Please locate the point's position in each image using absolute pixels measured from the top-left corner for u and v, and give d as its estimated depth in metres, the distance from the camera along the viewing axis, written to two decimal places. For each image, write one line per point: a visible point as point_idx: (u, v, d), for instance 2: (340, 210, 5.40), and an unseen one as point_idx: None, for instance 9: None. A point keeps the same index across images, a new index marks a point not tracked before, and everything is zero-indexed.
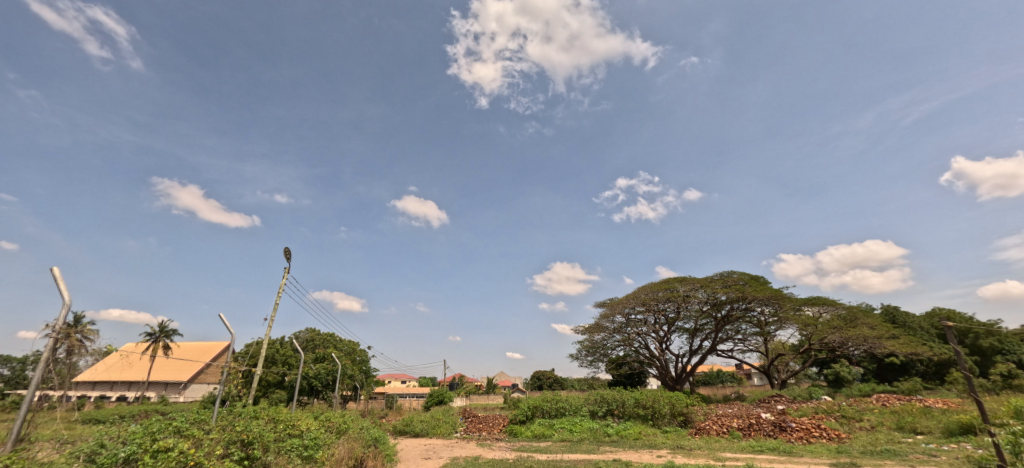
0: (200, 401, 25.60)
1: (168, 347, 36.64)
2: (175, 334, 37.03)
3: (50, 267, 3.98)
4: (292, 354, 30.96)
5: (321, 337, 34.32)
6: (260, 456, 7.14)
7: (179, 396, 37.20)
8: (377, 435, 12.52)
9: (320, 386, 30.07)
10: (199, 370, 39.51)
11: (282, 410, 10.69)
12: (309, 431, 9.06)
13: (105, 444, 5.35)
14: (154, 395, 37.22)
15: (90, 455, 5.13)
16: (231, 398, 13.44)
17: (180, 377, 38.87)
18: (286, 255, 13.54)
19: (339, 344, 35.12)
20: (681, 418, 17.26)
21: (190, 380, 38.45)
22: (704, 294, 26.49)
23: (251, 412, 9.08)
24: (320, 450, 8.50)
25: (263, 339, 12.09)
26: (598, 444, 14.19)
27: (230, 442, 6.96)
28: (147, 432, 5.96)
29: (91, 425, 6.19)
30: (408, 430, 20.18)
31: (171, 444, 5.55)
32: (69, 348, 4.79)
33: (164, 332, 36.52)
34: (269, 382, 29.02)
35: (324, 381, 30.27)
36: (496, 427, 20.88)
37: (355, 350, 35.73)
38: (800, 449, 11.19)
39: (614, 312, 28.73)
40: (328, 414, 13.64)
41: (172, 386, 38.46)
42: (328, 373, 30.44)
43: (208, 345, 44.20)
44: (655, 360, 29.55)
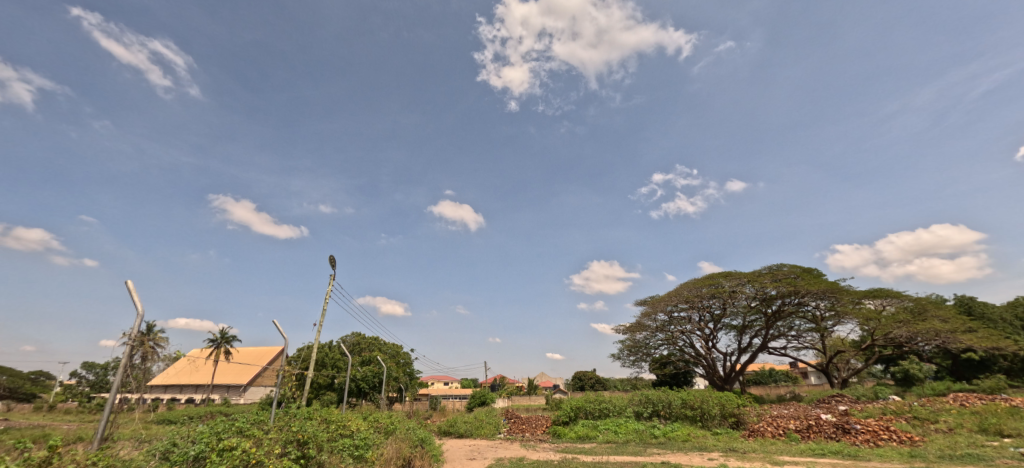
0: (257, 404, 27.10)
1: (229, 352, 39.03)
2: (233, 339, 39.30)
3: (125, 277, 4.40)
4: (340, 357, 32.40)
5: (366, 340, 35.45)
6: (316, 455, 7.50)
7: (239, 398, 39.84)
8: (423, 436, 12.79)
9: (366, 388, 31.26)
10: (256, 374, 41.68)
11: (333, 410, 11.13)
12: (360, 430, 9.44)
13: (176, 442, 5.73)
14: (218, 398, 39.88)
15: (165, 453, 5.50)
16: (287, 400, 14.00)
17: (241, 380, 41.16)
18: (331, 262, 14.30)
19: (383, 347, 36.20)
20: (732, 420, 16.57)
21: (249, 383, 40.93)
22: (752, 289, 25.40)
23: (306, 413, 9.56)
24: (370, 449, 8.81)
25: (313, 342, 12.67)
26: (645, 445, 13.89)
27: (287, 441, 7.31)
28: (211, 433, 6.32)
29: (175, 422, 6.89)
30: (452, 431, 20.56)
31: (234, 444, 5.87)
32: (143, 354, 5.22)
33: (225, 338, 38.91)
34: (320, 384, 30.41)
35: (371, 383, 31.56)
36: (539, 428, 20.89)
37: (399, 352, 36.78)
38: (867, 453, 10.45)
39: (655, 310, 27.99)
40: (376, 415, 14.00)
41: (232, 388, 40.86)
42: (374, 376, 31.76)
43: (264, 349, 46.81)
44: (701, 359, 28.57)
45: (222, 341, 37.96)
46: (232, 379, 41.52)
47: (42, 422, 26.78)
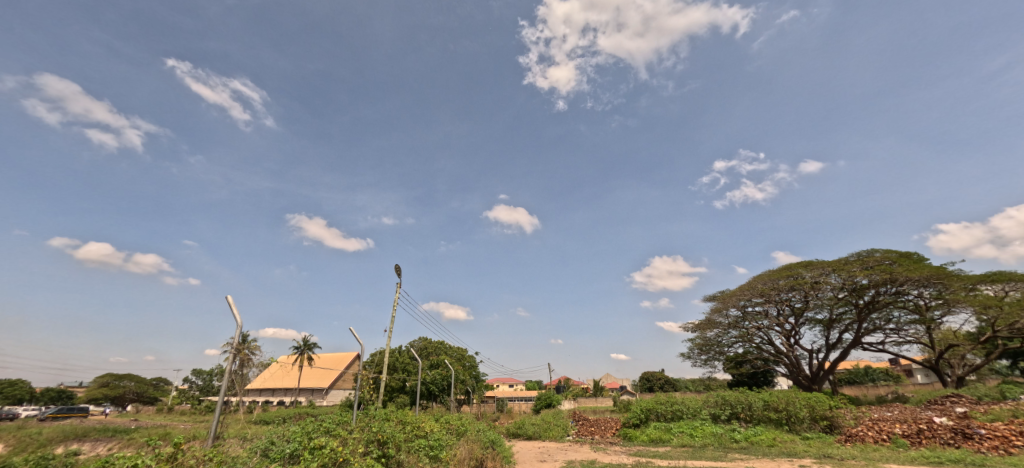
0: (339, 407, 29.05)
1: (311, 358, 42.15)
2: (314, 346, 42.44)
3: (225, 294, 5.01)
4: (410, 361, 33.89)
5: (433, 344, 36.72)
6: (395, 454, 7.90)
7: (323, 400, 42.85)
8: (494, 438, 13.02)
9: (436, 390, 32.39)
10: (336, 378, 44.67)
11: (408, 412, 11.66)
12: (433, 431, 9.82)
13: (274, 441, 6.34)
14: (305, 400, 43.18)
15: (265, 450, 6.10)
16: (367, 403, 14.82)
17: (323, 384, 44.28)
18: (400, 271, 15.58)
19: (450, 351, 37.31)
20: (824, 423, 15.23)
21: (330, 386, 43.95)
22: (839, 279, 23.22)
23: (384, 415, 10.06)
24: (444, 450, 9.09)
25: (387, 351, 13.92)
26: (726, 450, 13.12)
27: (370, 441, 7.72)
28: (304, 432, 6.89)
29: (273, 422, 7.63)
30: (521, 433, 20.74)
31: (322, 443, 6.33)
32: (241, 361, 5.88)
33: (307, 345, 42.11)
34: (393, 387, 31.97)
35: (440, 386, 32.66)
36: (608, 430, 20.45)
37: (465, 356, 37.75)
38: (997, 463, 9.14)
39: (727, 305, 26.44)
40: (448, 416, 14.48)
41: (317, 391, 44.03)
42: (443, 379, 32.88)
43: (341, 355, 50.08)
44: (783, 357, 26.55)
45: (305, 348, 41.08)
46: (315, 383, 44.80)
47: (162, 422, 30.51)
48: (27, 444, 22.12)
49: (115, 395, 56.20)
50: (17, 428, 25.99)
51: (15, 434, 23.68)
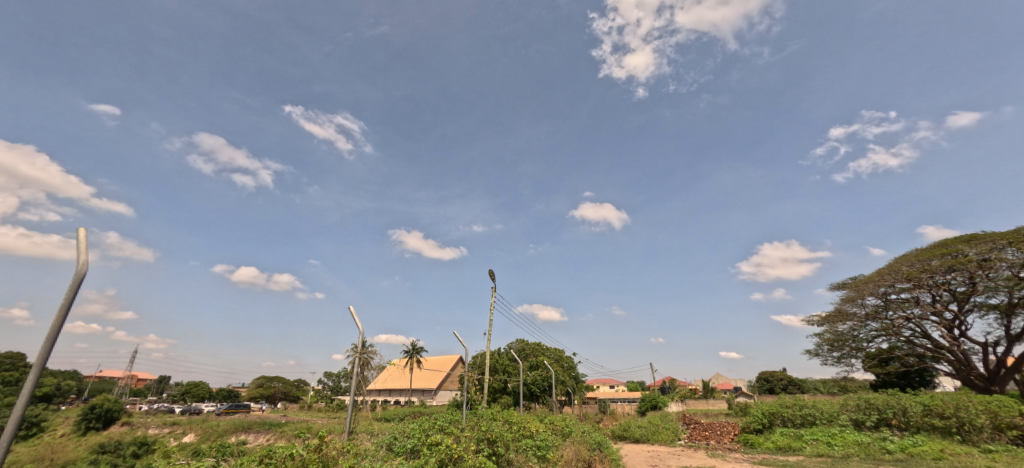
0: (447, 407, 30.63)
1: (420, 361, 45.11)
2: (422, 350, 45.37)
3: (349, 306, 6.95)
4: (510, 363, 34.56)
5: (531, 346, 37.11)
6: (504, 453, 7.97)
7: (433, 400, 45.59)
8: (601, 439, 12.53)
9: (538, 391, 32.60)
10: (443, 379, 47.30)
11: (512, 412, 11.75)
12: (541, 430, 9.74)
13: (396, 437, 7.18)
14: (417, 400, 46.33)
15: (391, 444, 6.98)
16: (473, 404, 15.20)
17: (432, 385, 47.10)
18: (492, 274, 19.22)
19: (547, 352, 37.34)
20: (1015, 433, 12.22)
21: (439, 387, 46.61)
22: (1019, 255, 18.70)
23: (492, 414, 10.24)
24: (551, 451, 8.89)
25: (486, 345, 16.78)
26: (877, 463, 11.11)
27: (481, 439, 7.90)
28: (420, 430, 7.31)
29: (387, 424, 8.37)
30: (627, 435, 19.91)
31: (438, 440, 6.65)
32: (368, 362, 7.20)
33: (416, 349, 45.25)
34: (495, 388, 32.88)
35: (541, 386, 32.83)
36: (725, 435, 18.70)
37: (563, 357, 37.48)
38: None
39: (862, 294, 22.76)
40: (550, 417, 14.35)
41: (426, 392, 46.95)
42: (543, 379, 32.99)
43: (447, 358, 52.88)
44: (944, 353, 22.11)
45: (414, 352, 44.19)
46: (425, 384, 47.77)
47: (302, 418, 34.93)
48: (210, 434, 27.09)
49: (268, 394, 65.76)
50: (199, 421, 31.70)
51: (201, 426, 29.01)
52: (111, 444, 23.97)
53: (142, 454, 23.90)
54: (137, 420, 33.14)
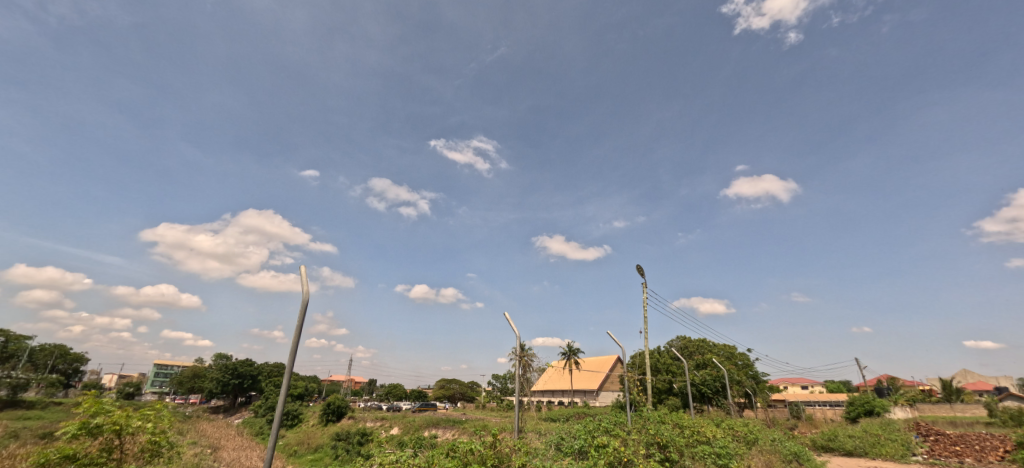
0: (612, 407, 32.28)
1: (577, 362, 47.97)
2: (578, 351, 48.40)
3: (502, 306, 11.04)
4: (673, 362, 34.60)
5: (694, 343, 35.93)
6: (679, 456, 11.60)
7: (596, 401, 47.51)
8: (801, 450, 14.52)
9: (709, 392, 31.00)
10: (602, 380, 49.06)
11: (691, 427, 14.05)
12: (717, 440, 13.09)
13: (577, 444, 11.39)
14: (579, 400, 48.81)
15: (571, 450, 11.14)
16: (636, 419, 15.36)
17: (592, 386, 49.08)
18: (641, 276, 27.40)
19: (716, 349, 35.51)
20: None
21: (599, 388, 48.37)
22: None
23: (687, 412, 16.01)
24: (729, 457, 12.16)
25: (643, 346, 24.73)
26: None
27: (657, 444, 11.80)
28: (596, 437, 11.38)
29: (571, 431, 12.93)
30: (834, 446, 17.40)
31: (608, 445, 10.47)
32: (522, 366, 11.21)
33: (571, 351, 47.46)
34: (661, 388, 33.54)
35: (713, 387, 31.10)
36: (986, 452, 15.25)
37: (735, 354, 34.81)
38: None
39: None
40: (743, 424, 17.06)
41: (588, 393, 49.07)
42: (714, 379, 31.30)
43: (604, 358, 53.58)
44: None
45: (571, 354, 46.48)
46: (585, 385, 49.94)
47: (479, 417, 39.36)
48: (409, 427, 32.49)
49: (449, 394, 75.08)
50: (403, 416, 37.87)
51: (404, 421, 34.87)
52: (345, 432, 30.45)
53: (365, 443, 29.49)
54: (358, 415, 41.00)
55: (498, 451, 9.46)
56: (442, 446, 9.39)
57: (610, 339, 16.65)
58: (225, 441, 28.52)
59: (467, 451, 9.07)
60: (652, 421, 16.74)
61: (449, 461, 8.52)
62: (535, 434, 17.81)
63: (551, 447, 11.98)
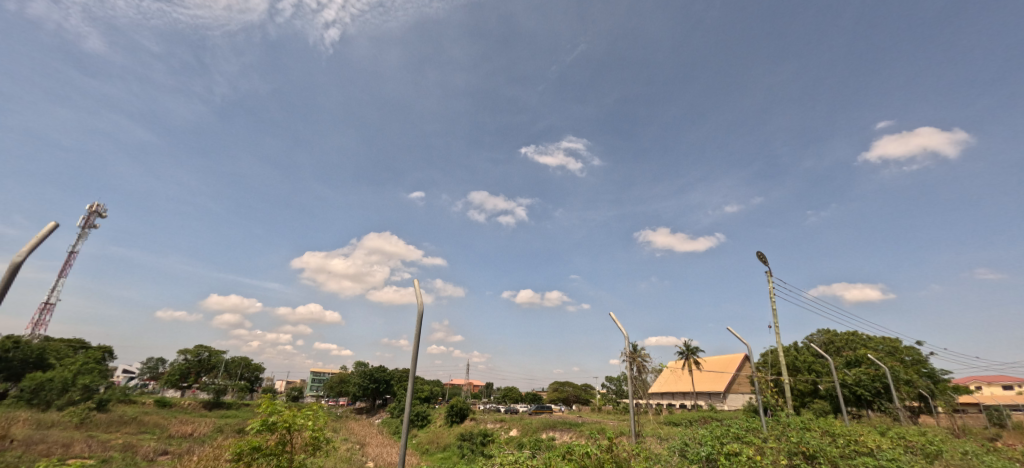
0: (745, 412, 30.32)
1: (698, 362, 46.57)
2: (698, 350, 46.90)
3: (611, 314, 12.70)
4: (817, 363, 32.68)
5: (841, 338, 36.63)
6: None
7: (724, 404, 45.23)
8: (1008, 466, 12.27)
9: (868, 396, 27.01)
10: (729, 381, 46.49)
11: (845, 448, 13.07)
12: (882, 452, 12.56)
13: (696, 450, 11.94)
14: (705, 403, 46.90)
15: (692, 454, 11.81)
16: (772, 436, 14.73)
17: (718, 387, 46.79)
18: (765, 264, 25.30)
19: (874, 345, 33.50)
20: None
21: (726, 390, 46.02)
22: None
23: (823, 429, 15.39)
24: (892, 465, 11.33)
25: (778, 343, 23.01)
26: None
27: (796, 454, 11.87)
28: (716, 446, 11.77)
29: (696, 437, 13.13)
30: None
31: (737, 451, 11.02)
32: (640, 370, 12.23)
33: (690, 350, 46.88)
34: (803, 391, 31.27)
35: (872, 390, 26.97)
36: None
37: (898, 349, 32.45)
38: None
39: None
40: (906, 434, 15.67)
41: (714, 395, 46.88)
42: (872, 380, 27.12)
43: (728, 357, 51.27)
44: None
45: (689, 352, 46.27)
46: (711, 387, 47.72)
47: (595, 420, 39.64)
48: (528, 429, 34.24)
49: (563, 396, 76.14)
50: (519, 419, 39.85)
51: (523, 423, 36.70)
52: (469, 433, 33.20)
53: (486, 443, 31.83)
54: (480, 417, 43.97)
55: (615, 456, 10.20)
56: (559, 449, 10.30)
57: (736, 338, 17.07)
58: (369, 438, 33.11)
59: (583, 454, 9.89)
60: (793, 427, 15.96)
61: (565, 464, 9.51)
62: (659, 439, 17.29)
63: (675, 453, 12.36)
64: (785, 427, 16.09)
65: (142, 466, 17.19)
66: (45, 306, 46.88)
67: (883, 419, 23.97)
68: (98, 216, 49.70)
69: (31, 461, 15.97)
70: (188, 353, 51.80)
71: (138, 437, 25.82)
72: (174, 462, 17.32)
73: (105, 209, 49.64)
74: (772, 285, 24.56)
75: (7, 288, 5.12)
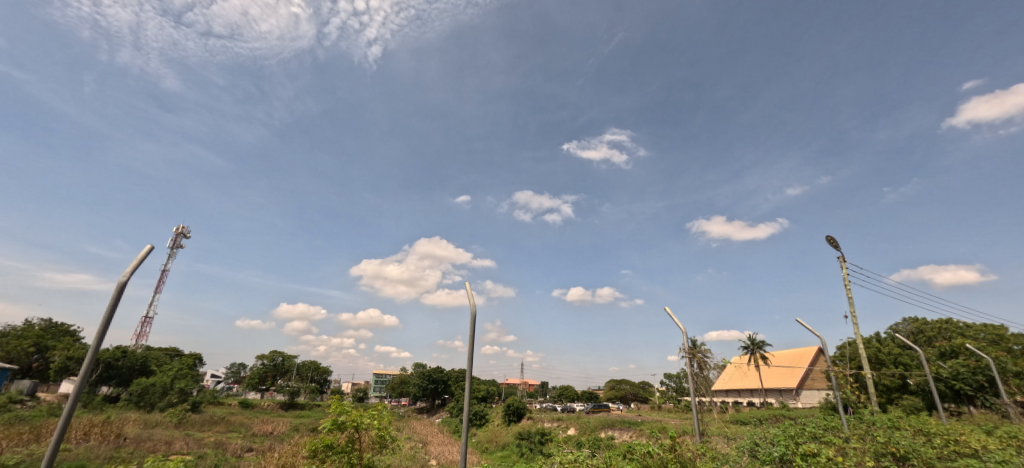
0: (822, 409, 28.49)
1: (765, 357, 44.38)
2: (764, 345, 44.62)
3: (666, 308, 12.64)
4: (905, 355, 30.09)
5: (932, 328, 33.52)
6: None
7: (797, 402, 42.86)
8: None
9: (970, 391, 24.41)
10: (802, 377, 43.93)
11: (945, 450, 12.02)
12: (993, 455, 11.43)
13: (764, 449, 11.71)
14: (776, 401, 44.62)
15: (760, 453, 11.59)
16: (854, 435, 13.91)
17: (790, 384, 44.38)
18: (837, 250, 23.71)
19: (975, 334, 30.35)
20: None
21: (799, 387, 43.59)
22: None
23: (921, 430, 14.18)
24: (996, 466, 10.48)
25: (857, 333, 21.56)
26: None
27: (883, 454, 11.22)
28: (788, 446, 11.44)
29: (767, 437, 12.76)
30: None
31: (813, 450, 10.70)
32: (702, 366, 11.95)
33: (756, 345, 44.86)
34: (889, 386, 28.98)
35: (974, 384, 24.34)
36: None
37: (1005, 337, 29.28)
38: None
39: None
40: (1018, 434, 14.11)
41: (786, 392, 44.52)
42: (973, 373, 24.53)
43: (799, 351, 48.53)
44: None
45: (755, 347, 44.34)
46: (782, 383, 45.19)
47: (656, 418, 38.71)
48: (586, 428, 34.17)
49: (620, 395, 74.92)
50: (577, 418, 39.77)
51: (581, 422, 36.65)
52: (526, 432, 33.67)
53: (545, 442, 32.13)
54: (537, 416, 44.31)
55: (679, 455, 10.08)
56: (619, 448, 10.45)
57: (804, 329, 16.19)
58: (431, 437, 34.47)
59: (645, 454, 9.98)
60: (879, 426, 14.95)
61: (627, 463, 9.60)
62: (727, 438, 16.71)
63: (745, 454, 12.07)
64: (869, 425, 15.08)
65: (231, 462, 19.06)
66: (145, 319, 52.65)
67: (990, 416, 21.64)
68: (184, 237, 55.12)
69: (143, 456, 18.19)
70: (265, 359, 56.27)
71: (227, 435, 28.50)
72: (259, 458, 19.06)
73: (189, 230, 55.00)
74: (846, 272, 23.04)
75: (114, 308, 6.15)
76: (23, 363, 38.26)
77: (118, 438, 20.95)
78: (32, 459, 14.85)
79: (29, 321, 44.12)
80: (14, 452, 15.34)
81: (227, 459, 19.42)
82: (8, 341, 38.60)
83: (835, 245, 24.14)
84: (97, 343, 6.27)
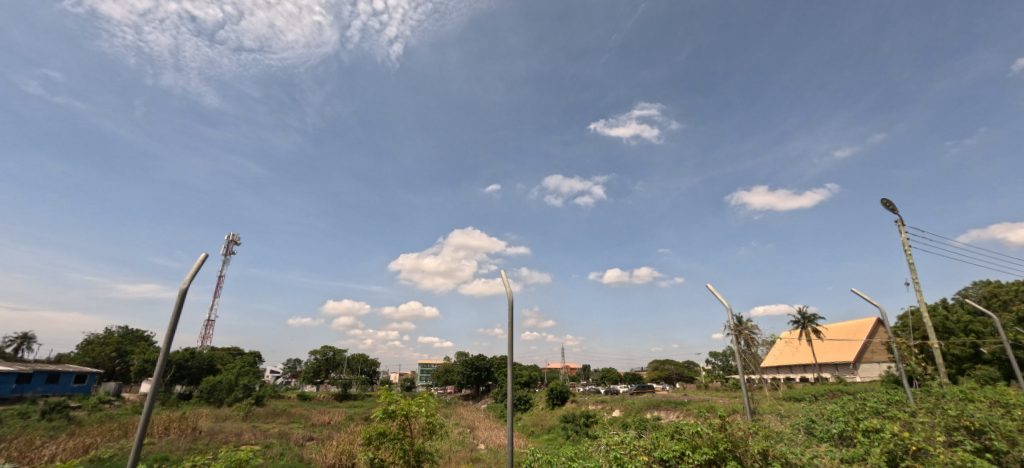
0: (884, 383, 27.35)
1: (818, 330, 42.76)
2: (817, 318, 43.15)
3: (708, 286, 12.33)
4: (975, 322, 28.31)
5: (1009, 292, 31.22)
6: (1005, 449, 9.96)
7: (855, 376, 41.17)
8: None
9: None
10: (860, 350, 42.02)
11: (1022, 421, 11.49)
12: None
13: (826, 427, 11.59)
14: (832, 375, 43.00)
15: (820, 433, 11.45)
16: (921, 409, 13.38)
17: (846, 357, 42.59)
18: (895, 212, 22.42)
19: None
20: None
21: (857, 360, 41.74)
22: None
23: (996, 400, 13.55)
24: None
25: (920, 301, 20.61)
26: None
27: (957, 428, 10.77)
28: (848, 423, 11.28)
29: (824, 413, 12.55)
30: None
31: (875, 427, 10.45)
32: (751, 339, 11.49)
33: (807, 318, 43.48)
34: (958, 356, 27.41)
35: None
36: None
37: None
38: None
39: None
40: None
41: (842, 366, 42.79)
42: None
43: (856, 323, 46.35)
44: None
45: (806, 320, 42.92)
46: (838, 357, 43.49)
47: (703, 398, 38.20)
48: (631, 409, 34.24)
49: (665, 375, 74.35)
50: (620, 399, 40.01)
51: (625, 404, 36.69)
52: (571, 415, 34.19)
53: (590, 424, 32.54)
54: (580, 399, 44.73)
55: (730, 435, 10.07)
56: (666, 428, 10.65)
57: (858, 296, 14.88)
58: (478, 422, 35.75)
59: (694, 434, 10.15)
60: (950, 399, 14.30)
61: (676, 444, 9.85)
62: (779, 417, 16.41)
63: (801, 430, 11.99)
64: (939, 399, 14.43)
65: (294, 450, 20.54)
66: (208, 322, 56.72)
67: None
68: (235, 245, 58.69)
69: (217, 447, 20.02)
70: (318, 354, 59.40)
71: (289, 426, 30.66)
72: (318, 447, 20.46)
73: (239, 237, 58.52)
74: (904, 233, 21.90)
75: (179, 314, 6.84)
76: (108, 367, 42.34)
77: (193, 431, 23.05)
78: (124, 452, 16.74)
79: (109, 330, 48.52)
80: (107, 447, 17.23)
81: (290, 448, 20.99)
82: (93, 347, 42.77)
83: (892, 208, 22.79)
84: (167, 343, 6.98)
